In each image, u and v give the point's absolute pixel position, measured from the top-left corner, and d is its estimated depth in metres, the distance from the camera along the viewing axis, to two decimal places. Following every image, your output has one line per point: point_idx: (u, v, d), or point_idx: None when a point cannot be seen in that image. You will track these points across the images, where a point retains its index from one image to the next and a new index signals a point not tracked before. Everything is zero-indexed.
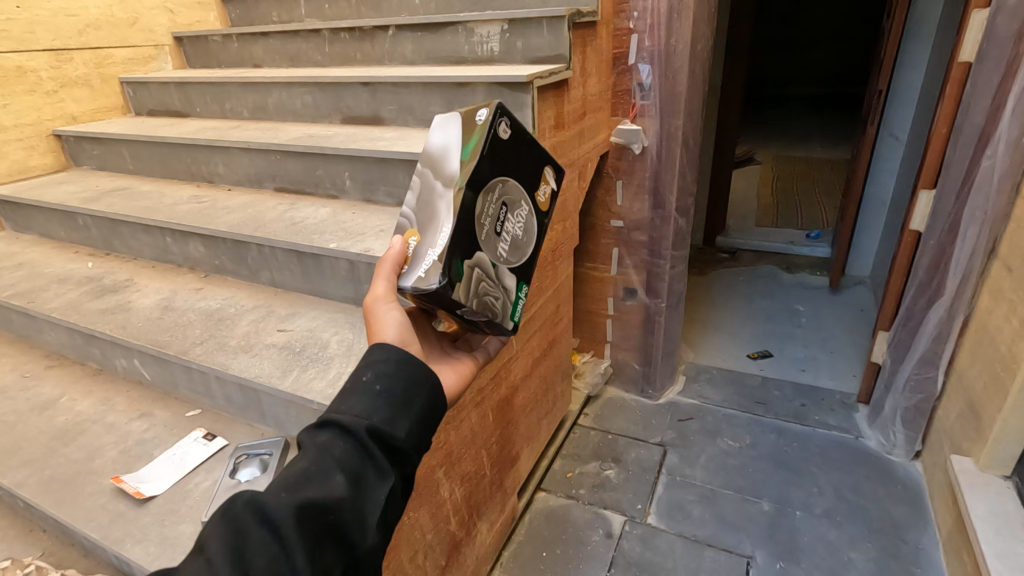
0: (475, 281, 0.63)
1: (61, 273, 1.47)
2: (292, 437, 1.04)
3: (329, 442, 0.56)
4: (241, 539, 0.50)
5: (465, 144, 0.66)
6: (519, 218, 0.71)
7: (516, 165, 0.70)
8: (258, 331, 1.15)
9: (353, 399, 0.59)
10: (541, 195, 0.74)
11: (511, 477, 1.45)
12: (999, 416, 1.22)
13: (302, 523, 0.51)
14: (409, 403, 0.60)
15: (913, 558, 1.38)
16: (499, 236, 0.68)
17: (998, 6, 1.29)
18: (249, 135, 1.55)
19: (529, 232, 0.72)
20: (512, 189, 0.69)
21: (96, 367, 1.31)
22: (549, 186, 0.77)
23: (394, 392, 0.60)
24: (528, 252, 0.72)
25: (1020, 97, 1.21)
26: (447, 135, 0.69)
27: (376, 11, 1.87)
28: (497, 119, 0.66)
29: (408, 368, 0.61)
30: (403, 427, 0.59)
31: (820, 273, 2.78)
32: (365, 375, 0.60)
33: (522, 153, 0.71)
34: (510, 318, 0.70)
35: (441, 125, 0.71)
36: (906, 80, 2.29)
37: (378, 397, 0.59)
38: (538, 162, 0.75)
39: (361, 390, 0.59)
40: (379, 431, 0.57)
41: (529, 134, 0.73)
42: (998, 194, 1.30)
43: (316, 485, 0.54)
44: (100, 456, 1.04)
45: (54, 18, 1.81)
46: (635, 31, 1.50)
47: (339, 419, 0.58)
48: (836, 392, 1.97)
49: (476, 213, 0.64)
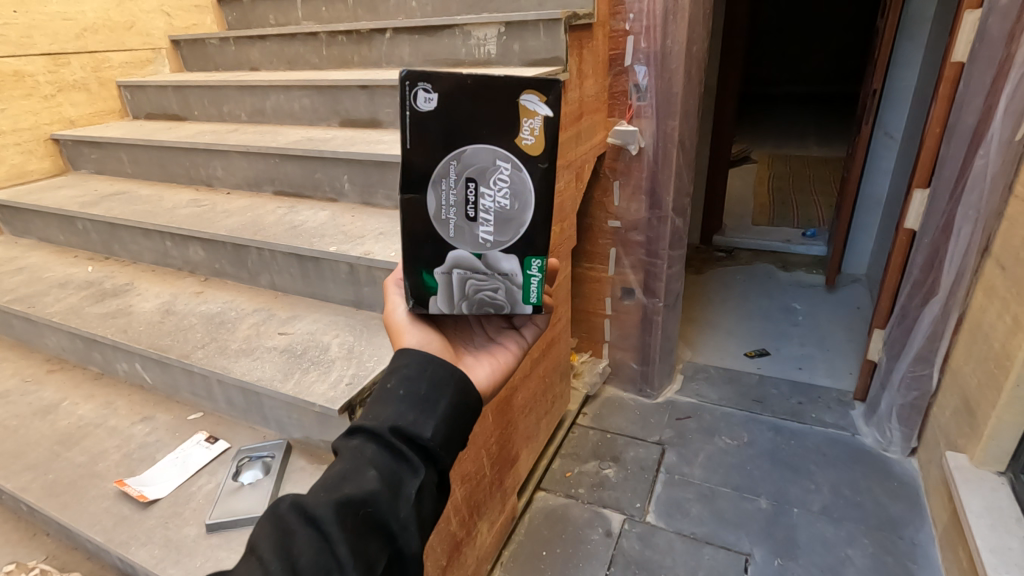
0: (459, 283, 0.65)
1: (61, 277, 1.47)
2: (294, 440, 1.05)
3: (360, 443, 0.58)
4: (287, 537, 0.52)
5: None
6: (498, 184, 0.60)
7: (468, 127, 0.58)
8: (259, 334, 1.16)
9: (378, 407, 0.60)
10: (526, 136, 0.59)
11: (511, 477, 1.47)
12: (993, 412, 1.24)
13: (341, 518, 0.52)
14: (434, 404, 0.61)
15: (910, 554, 1.39)
16: (476, 220, 0.62)
17: (990, 7, 1.30)
18: (248, 139, 1.56)
19: (520, 195, 0.61)
20: (473, 157, 0.59)
21: (97, 371, 1.32)
22: (539, 113, 0.58)
23: (419, 394, 0.61)
24: (525, 220, 0.62)
25: (1012, 97, 1.23)
26: None
27: (373, 14, 1.88)
28: (408, 94, 0.56)
29: (431, 371, 0.63)
30: (428, 427, 0.60)
31: (816, 271, 2.80)
32: (389, 382, 0.62)
33: (473, 99, 0.57)
34: (525, 302, 0.67)
35: None
36: (900, 79, 2.30)
37: (402, 400, 0.60)
38: (512, 90, 0.57)
39: (386, 396, 0.61)
40: (404, 431, 0.58)
41: (477, 75, 0.56)
42: (991, 193, 1.31)
43: (351, 482, 0.55)
44: (102, 460, 1.05)
45: (52, 22, 1.81)
46: (631, 32, 1.51)
47: (367, 424, 0.59)
48: (832, 389, 1.99)
49: (433, 213, 0.61)
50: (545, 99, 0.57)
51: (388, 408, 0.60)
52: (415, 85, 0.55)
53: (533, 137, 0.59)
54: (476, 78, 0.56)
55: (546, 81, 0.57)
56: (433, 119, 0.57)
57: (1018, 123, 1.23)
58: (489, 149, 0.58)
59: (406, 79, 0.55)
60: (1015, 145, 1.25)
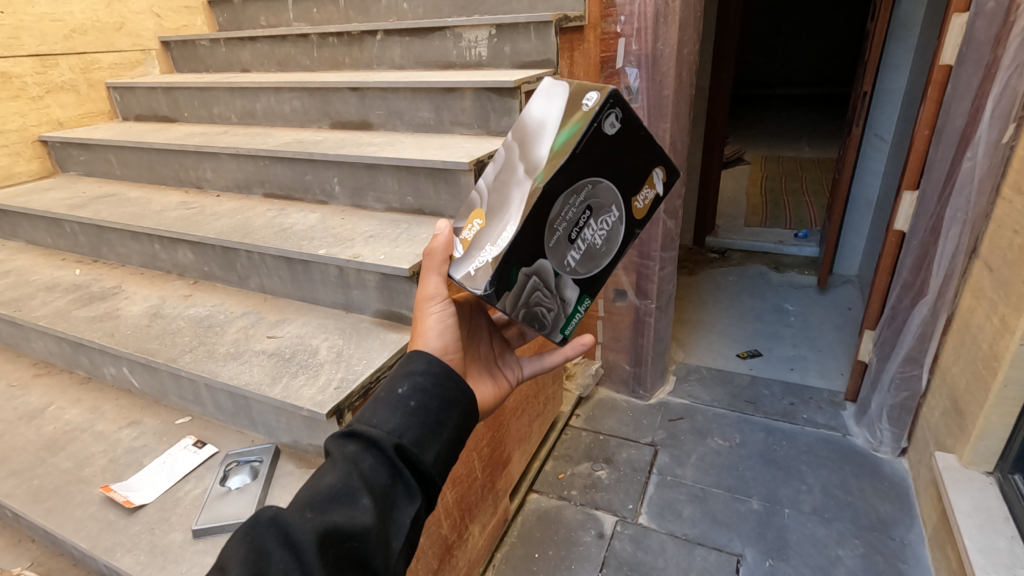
0: (529, 289, 0.63)
1: (48, 281, 1.46)
2: (283, 443, 1.05)
3: (357, 455, 0.57)
4: (263, 558, 0.50)
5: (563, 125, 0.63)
6: (604, 224, 0.66)
7: (617, 165, 0.65)
8: (248, 337, 1.16)
9: (384, 413, 0.60)
10: (641, 200, 0.69)
11: (504, 479, 1.47)
12: (981, 413, 1.25)
13: (325, 546, 0.51)
14: (439, 424, 0.62)
15: (900, 554, 1.40)
16: (573, 243, 0.65)
17: (977, 10, 1.31)
18: (237, 141, 1.55)
19: (611, 240, 0.68)
20: (603, 191, 0.65)
21: (85, 375, 1.31)
22: (655, 188, 0.71)
23: (427, 411, 0.62)
24: (602, 263, 0.68)
25: (999, 100, 1.23)
26: (549, 110, 0.66)
27: (364, 15, 1.88)
28: (605, 111, 0.61)
29: (443, 388, 0.63)
30: (432, 450, 0.61)
31: (808, 272, 2.81)
32: (400, 388, 0.62)
33: (637, 145, 0.66)
34: (561, 332, 0.68)
35: (544, 92, 0.68)
36: (891, 81, 2.31)
37: (410, 415, 0.61)
38: (652, 160, 0.68)
39: (394, 404, 0.61)
40: (407, 450, 0.59)
41: (644, 130, 0.66)
42: (979, 195, 1.32)
43: (343, 507, 0.54)
44: (89, 465, 1.04)
45: (39, 23, 1.80)
46: (622, 35, 1.50)
47: (369, 433, 0.59)
48: (824, 390, 2.00)
49: (552, 217, 0.62)
50: (663, 180, 0.71)
51: (396, 418, 0.60)
52: (616, 108, 0.62)
53: (642, 203, 0.70)
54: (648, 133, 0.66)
55: (671, 170, 0.71)
56: (606, 141, 0.63)
57: (1006, 127, 1.24)
58: (616, 191, 0.66)
59: (614, 100, 0.61)
60: (1002, 147, 1.26)
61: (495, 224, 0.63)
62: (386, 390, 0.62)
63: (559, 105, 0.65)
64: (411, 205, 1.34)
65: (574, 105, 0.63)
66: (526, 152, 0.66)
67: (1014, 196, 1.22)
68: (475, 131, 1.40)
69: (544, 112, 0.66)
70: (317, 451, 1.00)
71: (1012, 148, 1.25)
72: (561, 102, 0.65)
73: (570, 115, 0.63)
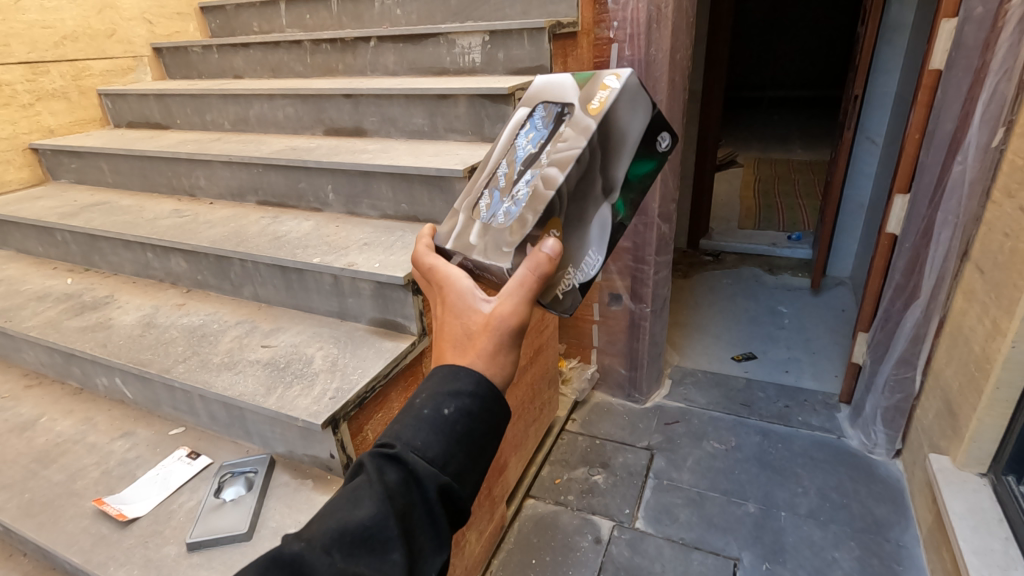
0: None
1: (40, 290, 1.45)
2: (278, 454, 1.04)
3: (399, 491, 0.52)
4: None
5: (642, 152, 0.67)
6: None
7: None
8: (242, 346, 1.15)
9: (427, 435, 0.53)
10: None
11: (500, 485, 1.46)
12: (974, 416, 1.25)
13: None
14: (480, 454, 0.56)
15: (896, 557, 1.40)
16: None
17: (965, 16, 1.33)
18: (230, 148, 1.55)
19: None
20: None
21: (77, 386, 1.29)
22: None
23: (471, 437, 0.55)
24: None
25: (988, 105, 1.25)
26: (633, 121, 0.65)
27: (357, 22, 1.88)
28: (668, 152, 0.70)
29: (489, 412, 0.57)
30: (471, 482, 0.56)
31: (801, 274, 2.83)
32: (446, 409, 0.55)
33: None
34: None
35: (634, 100, 0.65)
36: (881, 84, 2.33)
37: (456, 443, 0.54)
38: None
39: (438, 425, 0.54)
40: (448, 488, 0.54)
41: None
42: (969, 198, 1.33)
43: (371, 555, 0.49)
44: (81, 478, 1.03)
45: (30, 30, 1.78)
46: (615, 40, 1.49)
47: (417, 466, 0.52)
48: (818, 392, 2.01)
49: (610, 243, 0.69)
50: None
51: (440, 445, 0.53)
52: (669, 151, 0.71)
53: None
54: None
55: None
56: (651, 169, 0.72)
57: (995, 131, 1.24)
58: None
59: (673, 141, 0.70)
60: (992, 150, 1.27)
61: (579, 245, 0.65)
62: (432, 407, 0.54)
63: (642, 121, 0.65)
64: (405, 212, 1.33)
65: (651, 132, 0.67)
66: (608, 164, 0.65)
67: (1004, 199, 1.22)
68: (469, 138, 1.40)
69: (628, 124, 0.64)
70: (313, 462, 1.00)
71: (1001, 151, 1.25)
72: (644, 124, 0.65)
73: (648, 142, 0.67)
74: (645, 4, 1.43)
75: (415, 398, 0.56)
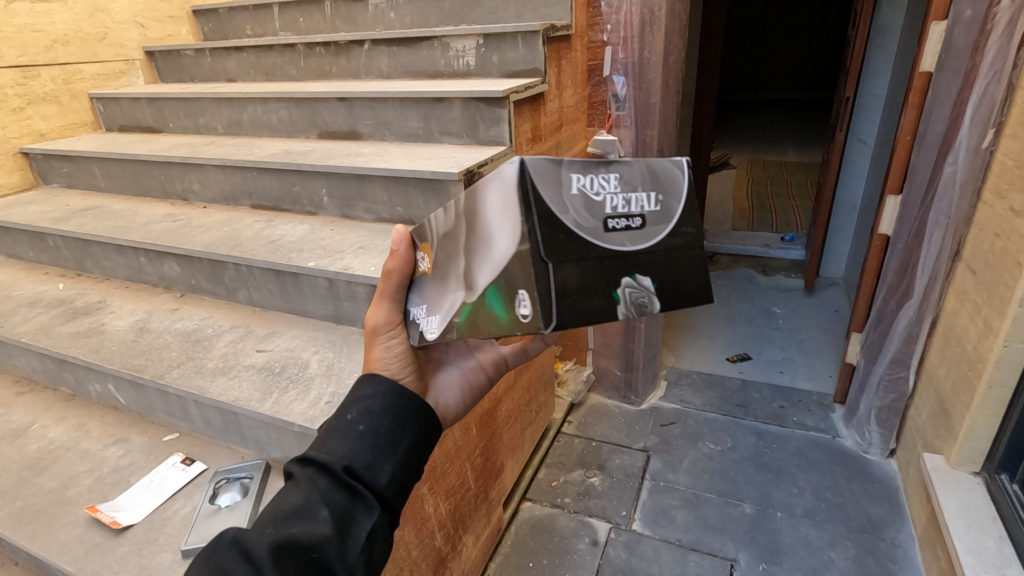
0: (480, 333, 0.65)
1: (31, 296, 1.43)
2: (273, 458, 1.03)
3: (312, 475, 0.56)
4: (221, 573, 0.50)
5: (494, 279, 0.54)
6: None
7: None
8: (237, 351, 1.14)
9: (333, 440, 0.58)
10: None
11: (496, 488, 1.46)
12: (967, 415, 1.26)
13: (280, 561, 0.50)
14: (391, 445, 0.59)
15: (891, 556, 1.41)
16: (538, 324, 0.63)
17: (954, 19, 1.34)
18: (224, 152, 1.54)
19: None
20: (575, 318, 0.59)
21: (69, 393, 1.28)
22: None
23: (377, 432, 0.59)
24: None
25: (978, 107, 1.25)
26: (498, 224, 0.53)
27: (351, 26, 1.87)
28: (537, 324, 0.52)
29: (395, 408, 0.60)
30: (384, 471, 0.58)
31: (795, 275, 2.85)
32: (348, 415, 0.60)
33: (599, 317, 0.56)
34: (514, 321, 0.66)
35: (505, 197, 0.51)
36: (872, 86, 2.35)
37: (359, 439, 0.58)
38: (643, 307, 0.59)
39: (343, 431, 0.58)
40: (359, 471, 0.56)
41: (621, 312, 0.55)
42: (960, 199, 1.34)
43: (302, 522, 0.53)
44: (74, 485, 1.02)
45: (20, 34, 1.77)
46: (608, 43, 1.53)
47: (319, 455, 0.57)
48: (813, 392, 2.02)
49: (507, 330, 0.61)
50: None
51: (344, 442, 0.57)
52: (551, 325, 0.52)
53: None
54: (595, 321, 0.52)
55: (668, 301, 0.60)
56: None
57: (985, 132, 1.26)
58: None
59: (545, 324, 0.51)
60: (982, 152, 1.28)
61: (436, 297, 0.63)
62: (337, 416, 0.60)
63: (505, 236, 0.52)
64: (401, 215, 1.33)
65: (517, 274, 0.51)
66: (474, 252, 0.57)
67: (995, 201, 1.24)
68: (464, 141, 1.39)
69: (497, 233, 0.53)
70: None
71: (992, 152, 1.27)
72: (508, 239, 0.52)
73: (503, 282, 0.53)
74: (638, 8, 1.45)
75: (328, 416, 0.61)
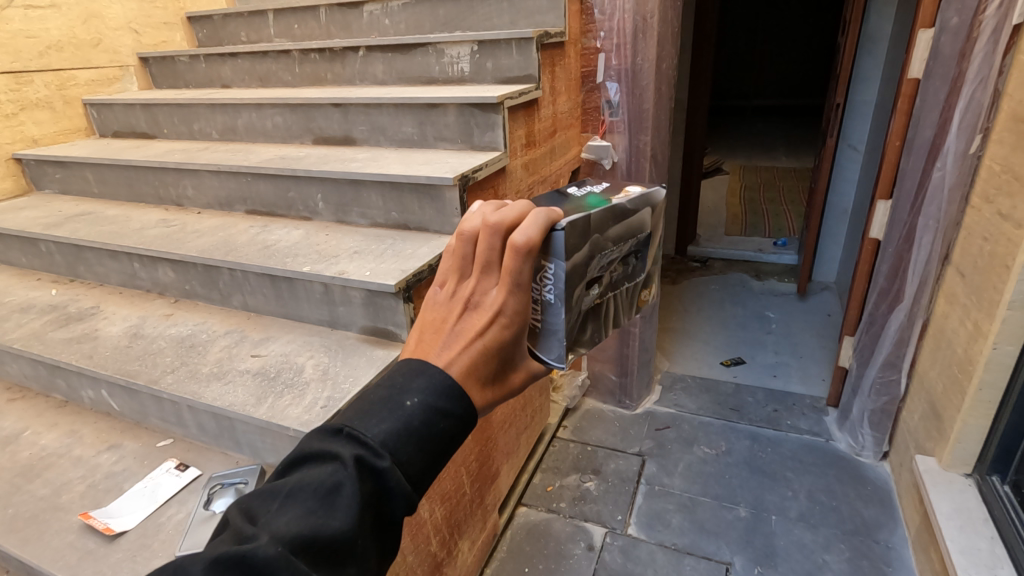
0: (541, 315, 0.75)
1: (23, 301, 1.43)
2: (268, 464, 1.03)
3: (367, 505, 0.48)
4: None
5: None
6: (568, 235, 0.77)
7: None
8: (231, 357, 1.14)
9: (412, 451, 0.50)
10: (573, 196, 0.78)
11: (492, 493, 1.46)
12: (958, 416, 1.27)
13: None
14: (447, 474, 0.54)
15: (885, 558, 1.41)
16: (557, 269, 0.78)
17: (941, 27, 1.37)
18: (218, 157, 1.54)
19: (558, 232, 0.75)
20: None
21: (62, 399, 1.27)
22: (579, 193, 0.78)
23: (445, 456, 0.53)
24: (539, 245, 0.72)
25: (966, 112, 1.27)
26: None
27: (346, 32, 1.88)
28: None
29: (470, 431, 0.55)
30: None
31: (788, 279, 2.87)
32: (438, 425, 0.52)
33: None
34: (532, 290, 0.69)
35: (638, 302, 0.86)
36: (862, 92, 2.38)
37: (435, 463, 0.52)
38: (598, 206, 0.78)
39: (423, 438, 0.51)
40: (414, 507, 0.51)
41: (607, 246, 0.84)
42: (949, 203, 1.36)
43: (332, 567, 0.46)
44: (67, 492, 1.01)
45: (14, 40, 1.77)
46: (602, 50, 1.55)
47: (392, 485, 0.49)
48: (806, 396, 2.03)
49: None
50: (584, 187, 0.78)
51: (421, 464, 0.51)
52: None
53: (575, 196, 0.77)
54: None
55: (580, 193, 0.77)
56: None
57: (972, 138, 1.28)
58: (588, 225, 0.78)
59: None
60: (969, 157, 1.30)
61: None
62: (422, 420, 0.51)
63: None
64: (396, 220, 1.33)
65: None
66: None
67: (982, 205, 1.26)
68: (459, 146, 1.40)
69: None
70: None
71: (980, 157, 1.28)
72: None
73: None
74: (631, 15, 1.47)
75: (405, 400, 0.51)
